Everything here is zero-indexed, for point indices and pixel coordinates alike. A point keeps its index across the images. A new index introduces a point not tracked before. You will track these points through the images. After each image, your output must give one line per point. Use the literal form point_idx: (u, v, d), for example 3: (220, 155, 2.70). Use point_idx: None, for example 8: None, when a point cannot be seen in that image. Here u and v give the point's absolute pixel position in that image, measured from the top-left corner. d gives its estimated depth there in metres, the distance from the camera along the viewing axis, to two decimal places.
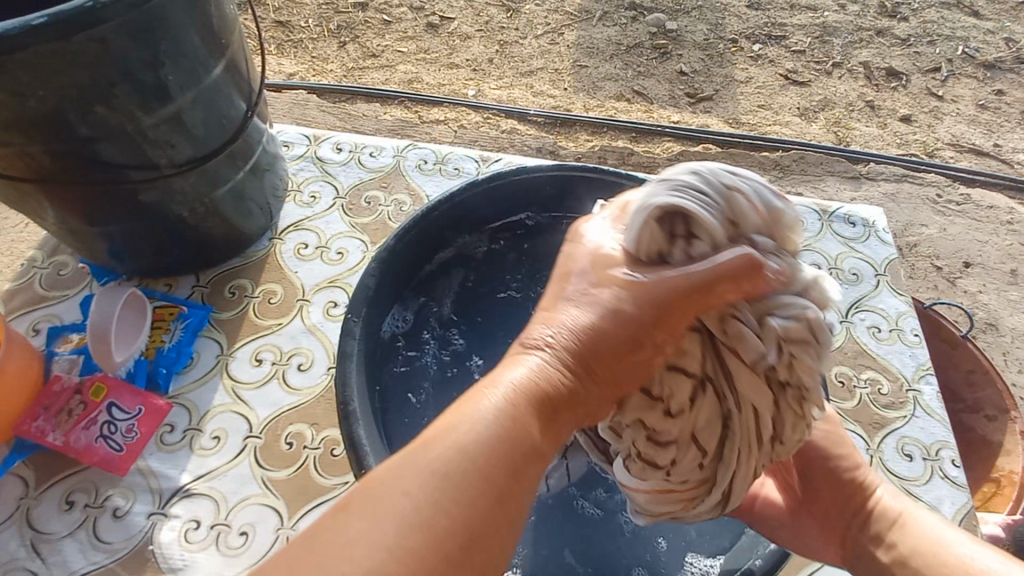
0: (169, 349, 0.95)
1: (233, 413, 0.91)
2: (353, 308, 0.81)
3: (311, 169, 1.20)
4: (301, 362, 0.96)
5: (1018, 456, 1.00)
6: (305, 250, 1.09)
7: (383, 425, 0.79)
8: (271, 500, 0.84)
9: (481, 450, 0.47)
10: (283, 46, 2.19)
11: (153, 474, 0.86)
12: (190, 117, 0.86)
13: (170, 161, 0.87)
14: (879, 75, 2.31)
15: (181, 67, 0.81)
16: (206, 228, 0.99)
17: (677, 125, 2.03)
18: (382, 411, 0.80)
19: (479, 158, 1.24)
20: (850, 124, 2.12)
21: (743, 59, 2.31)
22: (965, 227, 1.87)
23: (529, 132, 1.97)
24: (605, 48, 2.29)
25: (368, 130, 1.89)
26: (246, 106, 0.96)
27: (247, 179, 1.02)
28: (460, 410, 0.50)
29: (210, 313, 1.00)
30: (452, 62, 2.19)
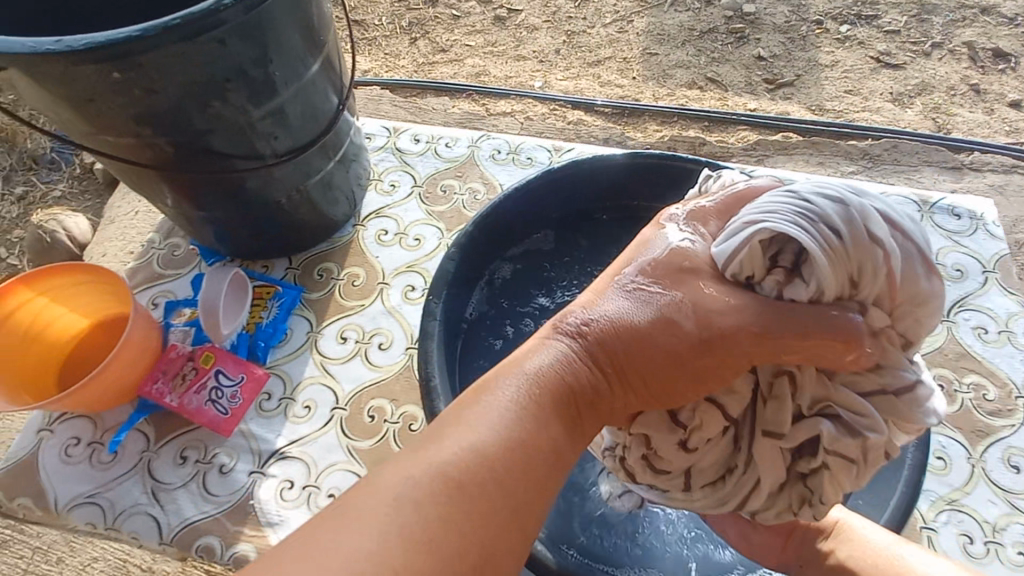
0: (267, 325, 1.03)
1: (322, 386, 0.98)
2: (433, 291, 0.84)
3: (390, 160, 1.26)
4: (381, 341, 1.02)
5: None
6: (385, 236, 1.15)
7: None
8: (356, 468, 0.91)
9: (499, 455, 0.51)
10: (359, 44, 2.30)
11: (252, 437, 0.95)
12: (291, 110, 0.93)
13: (273, 151, 0.95)
14: (988, 54, 2.09)
15: (286, 64, 0.88)
16: (299, 214, 1.07)
17: (753, 113, 1.94)
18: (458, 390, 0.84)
19: (550, 148, 1.25)
20: (951, 109, 1.94)
21: (829, 41, 2.16)
22: None
23: (596, 123, 1.95)
24: (677, 35, 2.22)
25: (438, 123, 1.95)
26: (338, 100, 1.01)
27: (335, 169, 1.09)
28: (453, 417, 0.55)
29: (301, 292, 1.08)
30: (520, 54, 2.21)
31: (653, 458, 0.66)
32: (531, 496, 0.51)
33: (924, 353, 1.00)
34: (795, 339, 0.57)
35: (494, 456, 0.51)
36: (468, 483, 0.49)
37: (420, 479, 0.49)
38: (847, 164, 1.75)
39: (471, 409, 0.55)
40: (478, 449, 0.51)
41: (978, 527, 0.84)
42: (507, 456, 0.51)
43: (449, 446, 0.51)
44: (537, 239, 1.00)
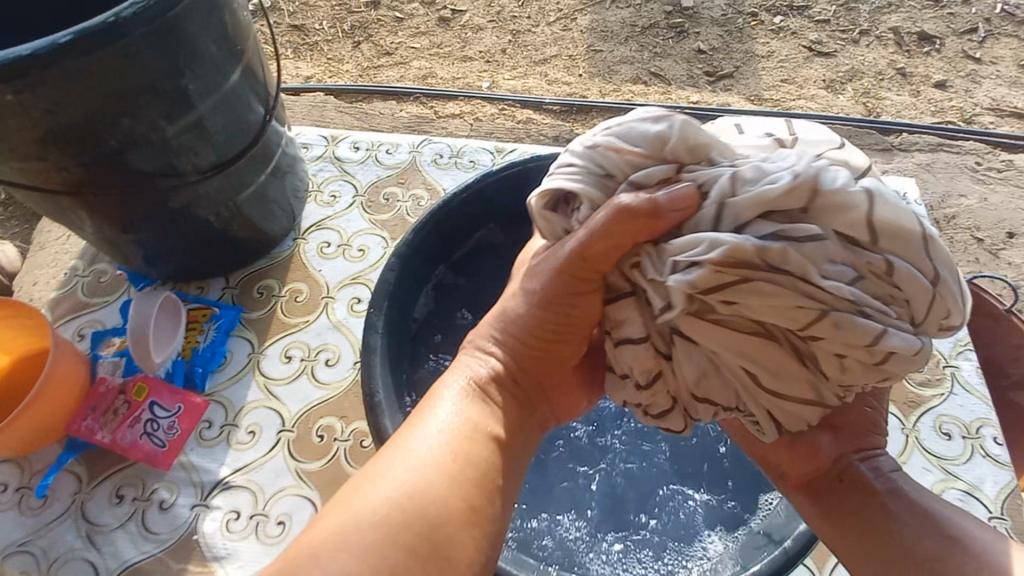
0: (203, 349, 0.99)
1: (266, 408, 0.95)
2: (374, 303, 0.83)
3: (330, 169, 1.23)
4: (328, 357, 0.99)
5: None
6: (327, 248, 1.12)
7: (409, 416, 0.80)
8: (306, 491, 0.87)
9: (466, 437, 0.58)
10: (300, 50, 2.23)
11: (194, 468, 0.90)
12: (210, 123, 0.89)
13: (194, 167, 0.90)
14: (910, 40, 2.20)
15: (201, 76, 0.84)
16: (232, 230, 1.02)
17: (696, 106, 1.99)
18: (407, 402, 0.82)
19: (494, 150, 1.24)
20: (879, 94, 2.04)
21: (764, 33, 2.24)
22: (1007, 195, 1.78)
23: (546, 122, 1.96)
24: (620, 31, 2.25)
25: (386, 128, 1.92)
26: (263, 110, 0.98)
27: (269, 182, 1.05)
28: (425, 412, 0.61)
29: (240, 312, 1.04)
30: (466, 55, 2.19)
31: (648, 408, 0.67)
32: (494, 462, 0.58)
33: None
34: (622, 223, 0.60)
35: (452, 442, 0.56)
36: (435, 471, 0.53)
37: (391, 479, 0.52)
38: None
39: (415, 415, 0.60)
40: (437, 442, 0.56)
41: None
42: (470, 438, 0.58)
43: (408, 448, 0.56)
44: (482, 242, 0.99)
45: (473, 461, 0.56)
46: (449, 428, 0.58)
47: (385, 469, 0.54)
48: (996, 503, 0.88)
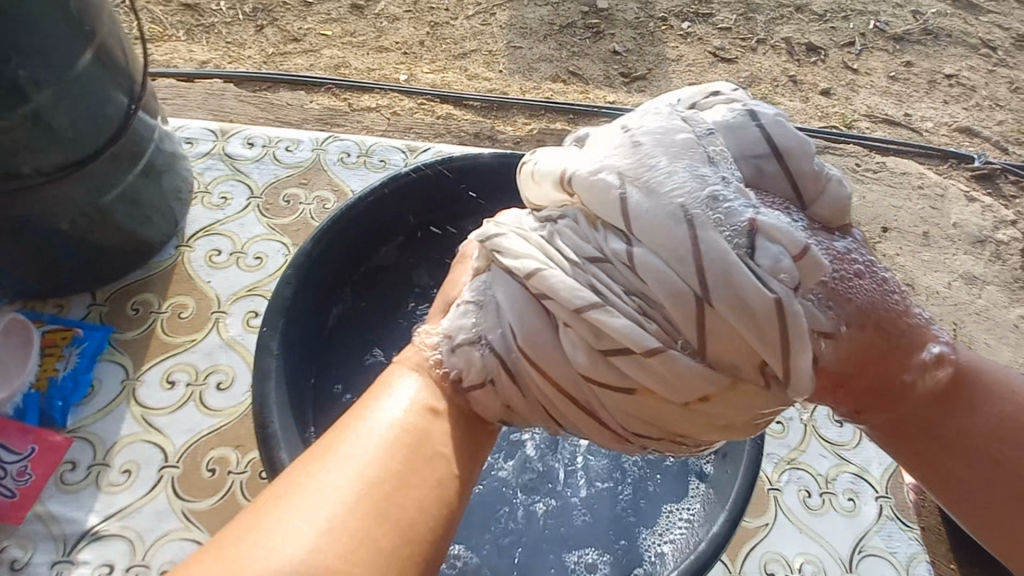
0: (64, 378, 0.85)
1: (145, 443, 0.83)
2: (268, 321, 0.75)
3: (220, 167, 1.10)
4: (220, 380, 0.89)
5: None
6: (218, 257, 1.00)
7: (312, 445, 0.73)
8: (194, 534, 0.77)
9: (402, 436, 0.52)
10: (193, 31, 2.01)
11: (54, 519, 0.77)
12: (54, 117, 0.77)
13: (36, 168, 0.78)
14: (800, 50, 2.39)
15: (34, 61, 0.72)
16: (96, 240, 0.89)
17: (614, 105, 2.02)
18: (308, 430, 0.74)
19: (405, 149, 1.18)
20: (775, 99, 2.19)
21: (674, 37, 2.33)
22: (881, 194, 1.98)
23: (466, 118, 1.90)
24: (539, 29, 2.25)
25: (294, 121, 1.78)
26: (130, 99, 0.86)
27: (140, 183, 0.92)
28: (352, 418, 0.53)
29: (111, 333, 0.91)
30: (381, 45, 2.08)
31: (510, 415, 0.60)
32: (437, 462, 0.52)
33: None
34: None
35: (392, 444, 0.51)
36: (374, 493, 0.47)
37: (324, 498, 0.46)
38: None
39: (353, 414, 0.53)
40: (376, 445, 0.50)
41: (813, 481, 0.94)
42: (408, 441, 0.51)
43: (352, 442, 0.50)
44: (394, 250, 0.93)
45: (415, 459, 0.50)
46: (393, 431, 0.52)
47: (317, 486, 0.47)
48: (880, 482, 0.95)
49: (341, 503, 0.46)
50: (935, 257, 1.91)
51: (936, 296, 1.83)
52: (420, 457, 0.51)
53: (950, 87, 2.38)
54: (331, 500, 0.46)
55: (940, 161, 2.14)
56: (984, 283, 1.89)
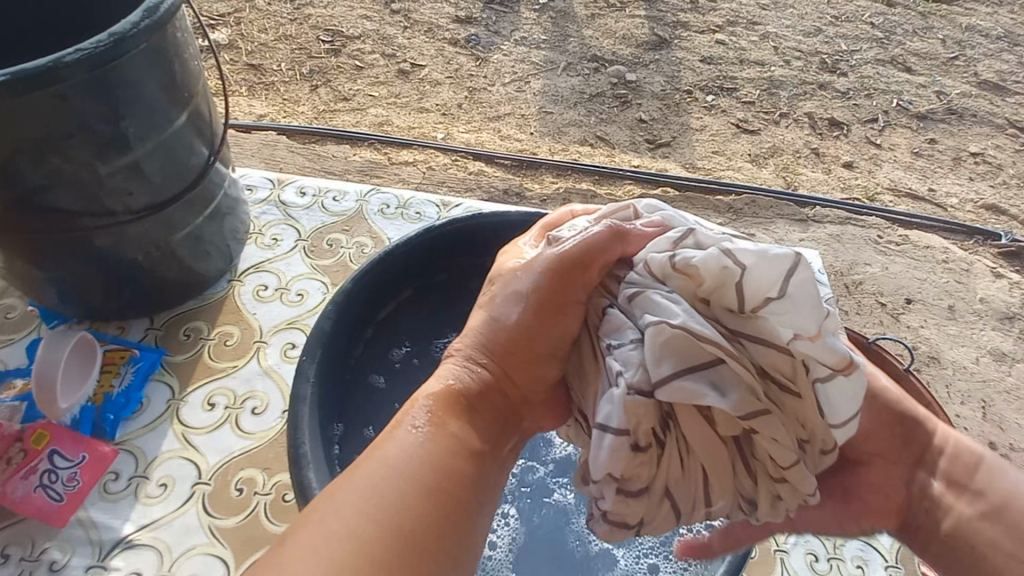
0: (118, 395, 0.93)
1: (182, 459, 0.89)
2: (307, 351, 0.83)
3: (273, 212, 1.22)
4: (255, 406, 0.96)
5: None
6: (264, 291, 1.10)
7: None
8: (218, 549, 0.82)
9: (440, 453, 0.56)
10: (255, 88, 2.24)
11: (93, 525, 0.82)
12: (149, 165, 0.89)
13: (127, 207, 0.90)
14: (822, 125, 2.50)
15: (141, 119, 0.85)
16: (163, 271, 1.00)
17: (637, 169, 2.14)
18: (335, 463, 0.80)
19: (440, 203, 1.29)
20: (797, 170, 2.28)
21: (698, 109, 2.47)
22: (905, 265, 2.01)
23: (496, 175, 2.05)
24: (570, 96, 2.43)
25: (337, 171, 1.94)
26: (209, 151, 0.99)
27: (207, 223, 1.03)
28: (391, 434, 0.58)
29: (162, 355, 0.99)
30: (423, 106, 2.28)
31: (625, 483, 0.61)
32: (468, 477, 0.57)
33: None
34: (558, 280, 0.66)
35: (431, 456, 0.55)
36: (404, 517, 0.50)
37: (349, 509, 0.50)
38: (716, 217, 2.01)
39: (386, 434, 0.57)
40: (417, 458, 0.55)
41: (821, 545, 0.93)
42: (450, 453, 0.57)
43: (395, 452, 0.55)
44: (415, 293, 1.00)
45: (451, 472, 0.56)
46: (426, 441, 0.57)
47: (360, 487, 0.52)
48: (891, 552, 0.94)
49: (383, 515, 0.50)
50: (962, 332, 1.91)
51: (963, 372, 1.81)
52: (455, 468, 0.56)
53: (975, 165, 2.45)
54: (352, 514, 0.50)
55: (965, 237, 2.17)
56: (1015, 360, 1.87)
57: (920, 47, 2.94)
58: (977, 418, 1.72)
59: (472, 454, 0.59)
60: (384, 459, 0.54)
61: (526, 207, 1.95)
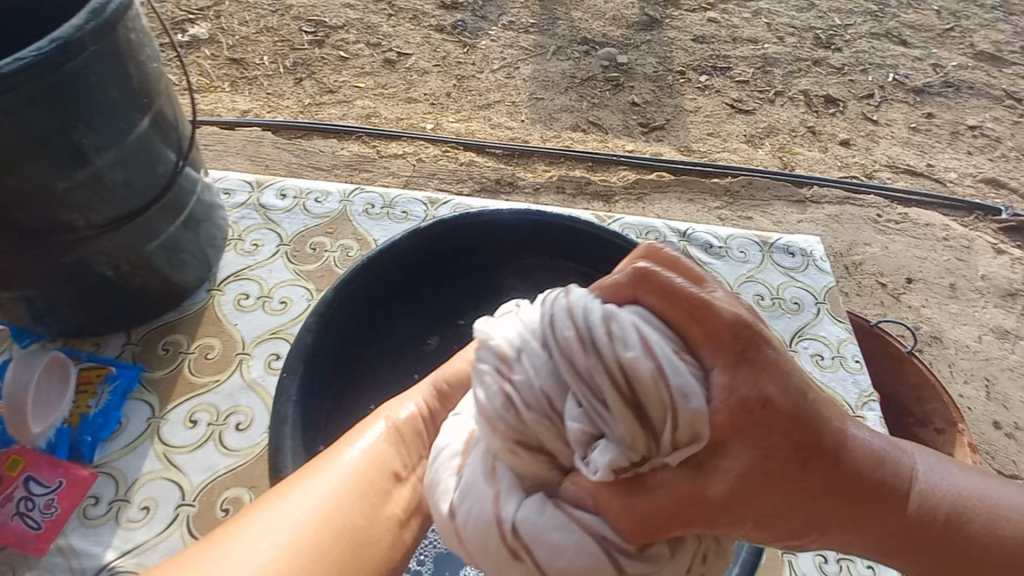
0: (95, 415, 0.89)
1: (164, 481, 0.86)
2: (289, 366, 0.79)
3: (253, 217, 1.18)
4: (239, 421, 0.92)
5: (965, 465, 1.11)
6: (245, 300, 1.06)
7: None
8: None
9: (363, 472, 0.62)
10: (238, 83, 2.16)
11: (74, 553, 0.79)
12: (110, 177, 0.84)
13: (89, 222, 0.85)
14: (817, 102, 2.45)
15: (97, 129, 0.80)
16: (136, 285, 0.95)
17: (631, 154, 2.09)
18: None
19: (427, 200, 1.24)
20: (793, 149, 2.23)
21: (691, 90, 2.41)
22: (904, 244, 1.97)
23: (488, 165, 1.99)
24: (561, 81, 2.36)
25: (325, 167, 1.88)
26: (177, 157, 0.94)
27: (181, 233, 0.99)
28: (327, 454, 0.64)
29: (141, 372, 0.95)
30: (411, 97, 2.21)
31: None
32: (382, 498, 0.61)
33: None
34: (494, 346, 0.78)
35: (361, 473, 0.62)
36: (328, 511, 0.57)
37: (297, 508, 0.57)
38: (712, 200, 1.96)
39: (327, 450, 0.64)
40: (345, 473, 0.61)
41: None
42: (372, 474, 0.62)
43: (329, 467, 0.61)
44: (393, 298, 0.95)
45: (371, 491, 0.61)
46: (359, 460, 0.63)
47: (296, 491, 0.59)
48: None
49: (304, 517, 0.56)
50: (963, 310, 1.87)
51: (965, 351, 1.79)
52: (372, 488, 0.61)
53: (972, 139, 2.39)
54: (302, 514, 0.56)
55: (964, 213, 2.12)
56: (1017, 337, 1.84)
57: (915, 19, 2.87)
58: (979, 397, 1.70)
59: (392, 475, 0.63)
60: (318, 468, 0.62)
61: (518, 197, 1.90)
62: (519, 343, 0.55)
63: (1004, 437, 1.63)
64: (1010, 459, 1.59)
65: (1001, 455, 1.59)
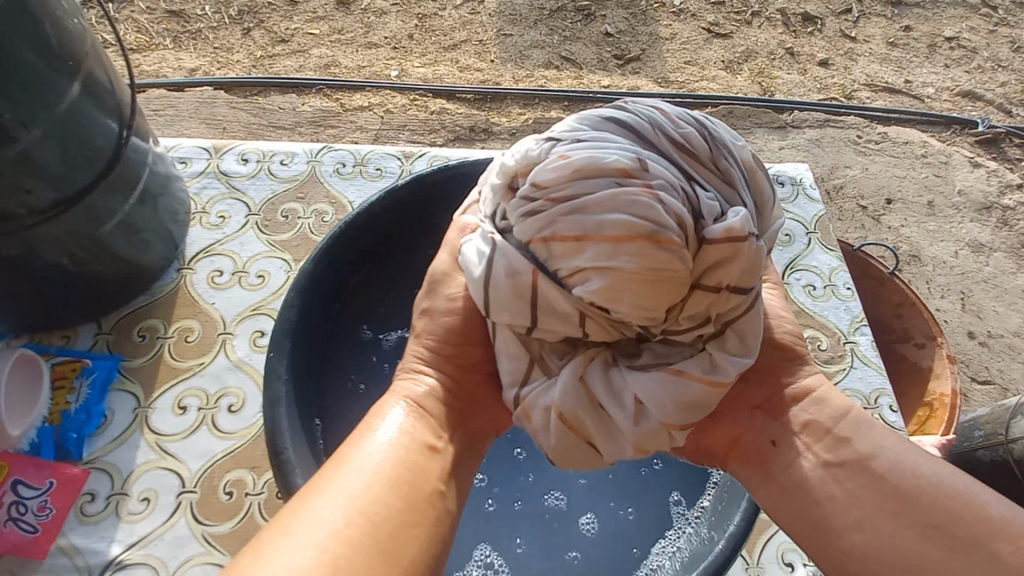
0: (76, 411, 0.85)
1: (161, 470, 0.83)
2: (274, 346, 0.75)
3: (215, 185, 1.10)
4: (231, 403, 0.89)
5: (948, 379, 1.16)
6: (220, 277, 1.00)
7: None
8: (216, 557, 0.78)
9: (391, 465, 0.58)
10: (180, 38, 1.97)
11: (77, 551, 0.77)
12: (44, 154, 0.76)
13: (30, 208, 0.78)
14: (796, 21, 2.35)
15: (16, 100, 0.71)
16: (98, 270, 0.88)
17: (608, 89, 1.99)
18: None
19: (400, 155, 1.16)
20: (773, 74, 2.15)
21: (666, 16, 2.28)
22: (885, 165, 1.95)
23: (459, 111, 1.88)
24: (529, 14, 2.21)
25: (287, 125, 1.76)
26: (119, 126, 0.85)
27: (138, 209, 0.91)
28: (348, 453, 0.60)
29: (119, 362, 0.91)
30: (370, 41, 2.05)
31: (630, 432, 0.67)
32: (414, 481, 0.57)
33: None
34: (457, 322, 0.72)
35: (392, 463, 0.58)
36: (367, 498, 0.54)
37: (327, 509, 0.52)
38: None
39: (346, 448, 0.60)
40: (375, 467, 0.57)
41: None
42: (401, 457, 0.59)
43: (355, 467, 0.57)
44: (373, 266, 0.90)
45: (404, 483, 0.56)
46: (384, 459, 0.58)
47: (322, 490, 0.54)
48: None
49: (340, 519, 0.51)
50: (941, 227, 1.89)
51: (943, 267, 1.81)
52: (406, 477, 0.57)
53: (950, 50, 2.33)
54: (335, 511, 0.52)
55: (943, 128, 2.10)
56: (992, 250, 1.87)
57: None
58: (955, 310, 1.74)
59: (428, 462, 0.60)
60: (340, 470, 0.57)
61: (494, 143, 1.81)
62: (633, 152, 0.60)
63: (979, 346, 1.68)
64: (984, 367, 1.65)
65: (975, 364, 1.65)
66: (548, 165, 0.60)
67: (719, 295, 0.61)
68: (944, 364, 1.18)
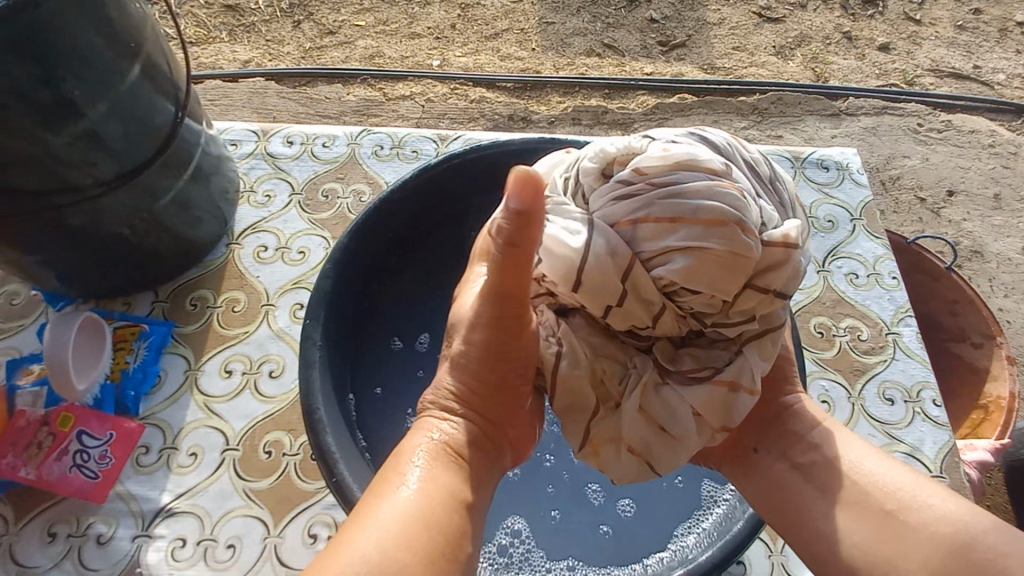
0: (134, 370, 0.92)
1: (208, 428, 0.90)
2: (310, 314, 0.79)
3: (262, 166, 1.15)
4: (272, 369, 0.95)
5: (1005, 380, 1.08)
6: (264, 252, 1.06)
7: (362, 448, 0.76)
8: (255, 511, 0.83)
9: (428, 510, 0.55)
10: (235, 31, 2.07)
11: (133, 498, 0.84)
12: (107, 130, 0.82)
13: (93, 180, 0.84)
14: (854, 4, 2.23)
15: (85, 79, 0.77)
16: (154, 241, 0.95)
17: (650, 77, 1.95)
18: (359, 436, 0.78)
19: (436, 138, 1.19)
20: (827, 59, 2.05)
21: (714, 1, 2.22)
22: (947, 154, 1.84)
23: (498, 100, 1.89)
24: (571, 3, 2.20)
25: (332, 113, 1.82)
26: (174, 108, 0.91)
27: (190, 187, 0.97)
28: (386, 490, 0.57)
29: (172, 328, 0.98)
30: (413, 32, 2.09)
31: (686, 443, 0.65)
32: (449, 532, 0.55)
33: (804, 305, 1.06)
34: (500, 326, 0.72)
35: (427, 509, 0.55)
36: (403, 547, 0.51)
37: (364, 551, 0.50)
38: (739, 120, 1.84)
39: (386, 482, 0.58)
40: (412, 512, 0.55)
41: None
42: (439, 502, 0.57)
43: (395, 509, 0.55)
44: (405, 242, 0.93)
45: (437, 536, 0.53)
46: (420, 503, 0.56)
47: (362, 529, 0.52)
48: (935, 462, 0.91)
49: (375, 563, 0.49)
50: (1009, 221, 1.76)
51: (1009, 264, 1.69)
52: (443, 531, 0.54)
53: None
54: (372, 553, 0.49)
55: (1015, 116, 1.95)
56: None
57: None
58: (1020, 311, 1.63)
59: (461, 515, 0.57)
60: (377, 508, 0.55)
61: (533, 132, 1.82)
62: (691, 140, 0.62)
63: None
64: None
65: None
66: (650, 152, 0.58)
67: (767, 297, 0.60)
68: (1002, 366, 1.10)
